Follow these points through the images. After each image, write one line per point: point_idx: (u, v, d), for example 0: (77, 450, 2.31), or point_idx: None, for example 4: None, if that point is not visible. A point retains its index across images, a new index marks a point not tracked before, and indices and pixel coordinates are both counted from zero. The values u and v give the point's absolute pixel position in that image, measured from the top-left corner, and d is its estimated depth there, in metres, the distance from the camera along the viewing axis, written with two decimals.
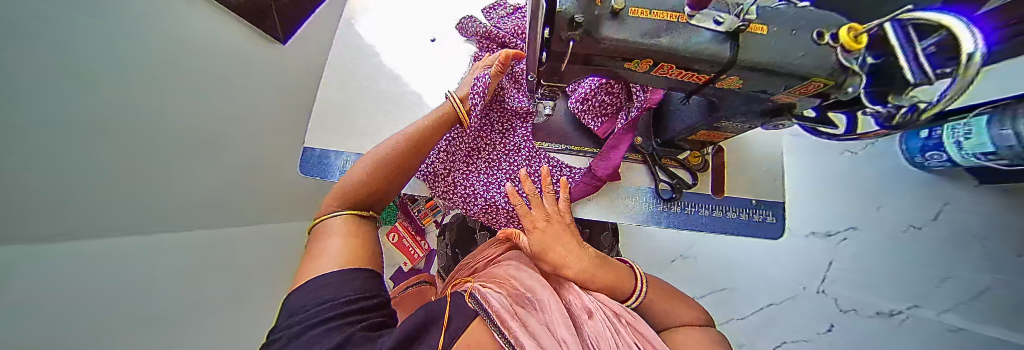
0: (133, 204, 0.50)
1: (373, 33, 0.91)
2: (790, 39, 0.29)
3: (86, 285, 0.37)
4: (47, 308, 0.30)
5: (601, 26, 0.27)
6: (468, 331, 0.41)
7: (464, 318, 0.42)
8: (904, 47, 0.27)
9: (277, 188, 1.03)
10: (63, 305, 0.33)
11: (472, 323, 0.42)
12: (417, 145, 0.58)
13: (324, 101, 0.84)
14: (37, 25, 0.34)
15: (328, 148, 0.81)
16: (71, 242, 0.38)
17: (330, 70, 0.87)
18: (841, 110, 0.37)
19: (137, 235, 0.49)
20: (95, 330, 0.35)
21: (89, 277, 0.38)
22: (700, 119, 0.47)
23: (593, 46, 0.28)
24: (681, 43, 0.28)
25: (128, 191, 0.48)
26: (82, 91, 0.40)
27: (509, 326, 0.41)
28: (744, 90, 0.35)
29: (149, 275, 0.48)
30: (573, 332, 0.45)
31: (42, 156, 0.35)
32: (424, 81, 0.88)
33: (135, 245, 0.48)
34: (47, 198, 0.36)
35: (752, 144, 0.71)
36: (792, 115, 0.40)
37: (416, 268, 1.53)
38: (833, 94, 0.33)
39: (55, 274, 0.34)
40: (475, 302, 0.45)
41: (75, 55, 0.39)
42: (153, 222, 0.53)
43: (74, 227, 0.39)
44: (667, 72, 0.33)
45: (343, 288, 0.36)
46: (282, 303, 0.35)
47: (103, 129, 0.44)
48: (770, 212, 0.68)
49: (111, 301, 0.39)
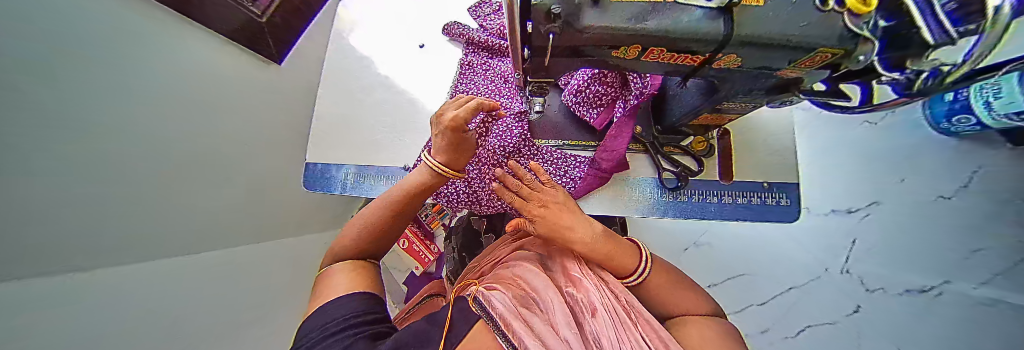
0: (101, 234, 0.49)
1: (366, 44, 0.91)
2: (792, 10, 0.27)
3: (49, 319, 0.37)
4: (11, 337, 0.31)
5: (583, 15, 0.25)
6: (469, 336, 0.41)
7: (466, 324, 0.43)
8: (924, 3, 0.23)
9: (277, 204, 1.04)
10: (32, 338, 0.33)
11: (475, 326, 0.43)
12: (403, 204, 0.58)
13: (320, 116, 0.85)
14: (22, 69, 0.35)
15: (327, 162, 0.82)
16: (48, 270, 0.39)
17: (326, 83, 0.88)
18: (854, 80, 0.34)
19: (109, 271, 0.48)
20: None
21: (48, 316, 0.37)
22: (702, 103, 0.45)
23: (576, 37, 0.27)
24: (668, 25, 0.26)
25: (85, 220, 0.47)
26: (86, 108, 0.45)
27: (509, 327, 0.40)
28: (745, 68, 0.33)
29: (120, 308, 0.47)
30: (576, 333, 0.42)
31: (21, 192, 0.36)
32: (421, 88, 0.88)
33: (104, 283, 0.46)
34: (19, 236, 0.36)
35: (760, 124, 0.68)
36: (799, 91, 0.37)
37: (427, 272, 1.55)
38: (843, 63, 0.31)
39: (23, 307, 0.34)
40: (479, 306, 0.44)
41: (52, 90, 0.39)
42: (130, 259, 0.53)
43: (47, 270, 0.39)
44: (658, 57, 0.31)
45: (352, 307, 0.43)
46: (299, 326, 0.42)
47: (77, 162, 0.45)
48: (783, 194, 0.65)
49: (74, 342, 0.39)
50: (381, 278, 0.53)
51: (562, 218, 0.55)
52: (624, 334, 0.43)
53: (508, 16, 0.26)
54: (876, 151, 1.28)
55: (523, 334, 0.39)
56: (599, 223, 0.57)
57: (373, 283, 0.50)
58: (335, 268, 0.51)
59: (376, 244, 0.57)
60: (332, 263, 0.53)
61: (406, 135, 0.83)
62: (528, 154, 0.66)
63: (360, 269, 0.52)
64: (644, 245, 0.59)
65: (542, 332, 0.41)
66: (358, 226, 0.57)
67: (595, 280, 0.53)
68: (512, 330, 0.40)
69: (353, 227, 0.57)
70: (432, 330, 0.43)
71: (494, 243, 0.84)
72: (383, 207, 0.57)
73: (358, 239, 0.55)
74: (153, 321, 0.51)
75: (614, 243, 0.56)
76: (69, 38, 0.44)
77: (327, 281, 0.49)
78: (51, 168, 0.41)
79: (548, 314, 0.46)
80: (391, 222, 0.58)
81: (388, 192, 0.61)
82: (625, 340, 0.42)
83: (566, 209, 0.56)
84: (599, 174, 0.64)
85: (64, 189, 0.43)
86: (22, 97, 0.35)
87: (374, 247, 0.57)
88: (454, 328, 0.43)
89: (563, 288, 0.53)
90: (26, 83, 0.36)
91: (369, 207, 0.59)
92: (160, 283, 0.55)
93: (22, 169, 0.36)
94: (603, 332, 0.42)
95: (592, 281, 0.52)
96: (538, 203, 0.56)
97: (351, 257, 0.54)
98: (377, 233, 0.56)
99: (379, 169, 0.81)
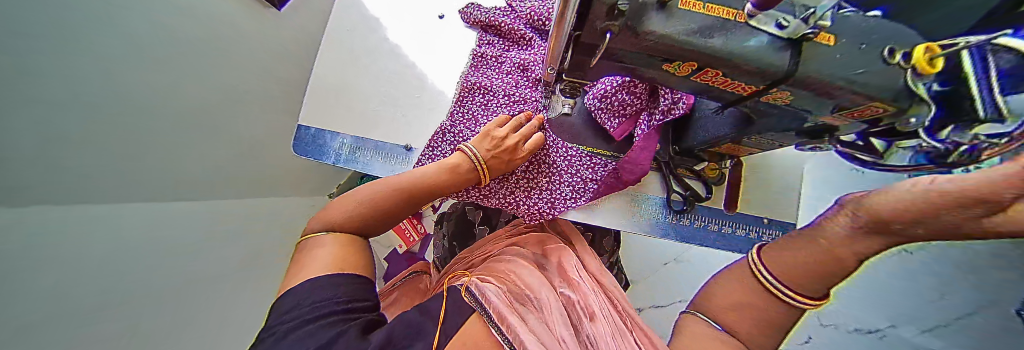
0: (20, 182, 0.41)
1: (378, 5, 0.84)
2: (859, 53, 0.25)
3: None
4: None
5: (647, 18, 0.23)
6: (466, 326, 0.41)
7: (461, 316, 0.42)
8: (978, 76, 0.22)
9: (260, 165, 0.97)
10: None
11: (469, 318, 0.41)
12: (416, 188, 0.58)
13: (321, 75, 0.79)
14: (10, 57, 0.39)
15: (323, 129, 0.76)
16: None
17: (328, 42, 0.81)
18: (884, 136, 0.33)
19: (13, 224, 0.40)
20: None
21: None
22: (730, 134, 0.43)
23: (631, 41, 0.24)
24: (734, 47, 0.24)
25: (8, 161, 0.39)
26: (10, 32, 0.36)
27: (504, 321, 0.39)
28: (791, 107, 0.31)
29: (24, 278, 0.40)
30: (571, 332, 0.43)
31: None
32: (434, 65, 0.81)
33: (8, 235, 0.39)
34: None
35: (773, 160, 0.68)
36: (830, 139, 0.37)
37: (412, 251, 1.53)
38: (887, 118, 0.29)
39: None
40: (473, 297, 0.43)
41: None
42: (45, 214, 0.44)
43: None
44: (708, 80, 0.29)
45: (339, 290, 0.41)
46: (272, 305, 0.40)
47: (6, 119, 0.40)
48: (781, 233, 0.66)
49: None
50: (370, 259, 0.51)
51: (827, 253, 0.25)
52: (621, 340, 0.44)
53: (562, 4, 0.24)
54: None
55: (521, 328, 0.39)
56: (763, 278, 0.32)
57: (361, 264, 0.48)
58: (325, 238, 0.49)
59: (370, 223, 0.55)
60: (325, 230, 0.50)
61: (412, 114, 0.79)
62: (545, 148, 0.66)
63: (349, 245, 0.49)
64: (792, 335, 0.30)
65: (539, 329, 0.41)
66: (356, 203, 0.54)
67: (592, 286, 0.54)
68: (506, 323, 0.39)
69: (348, 204, 0.54)
70: (425, 323, 0.42)
71: (488, 237, 0.82)
72: (391, 193, 0.56)
73: (348, 218, 0.53)
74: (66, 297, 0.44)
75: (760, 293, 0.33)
76: None
77: (314, 250, 0.47)
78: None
79: (544, 312, 0.46)
80: (394, 208, 0.57)
81: (405, 175, 0.59)
82: (623, 343, 0.43)
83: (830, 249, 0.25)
84: (612, 180, 0.64)
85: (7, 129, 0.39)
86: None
87: (365, 228, 0.55)
88: (449, 318, 0.42)
89: (558, 288, 0.53)
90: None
91: (376, 185, 0.57)
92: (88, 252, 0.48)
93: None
94: (602, 338, 0.42)
95: (590, 287, 0.53)
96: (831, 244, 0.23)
97: (340, 232, 0.51)
98: (372, 217, 0.55)
99: (376, 144, 0.76)
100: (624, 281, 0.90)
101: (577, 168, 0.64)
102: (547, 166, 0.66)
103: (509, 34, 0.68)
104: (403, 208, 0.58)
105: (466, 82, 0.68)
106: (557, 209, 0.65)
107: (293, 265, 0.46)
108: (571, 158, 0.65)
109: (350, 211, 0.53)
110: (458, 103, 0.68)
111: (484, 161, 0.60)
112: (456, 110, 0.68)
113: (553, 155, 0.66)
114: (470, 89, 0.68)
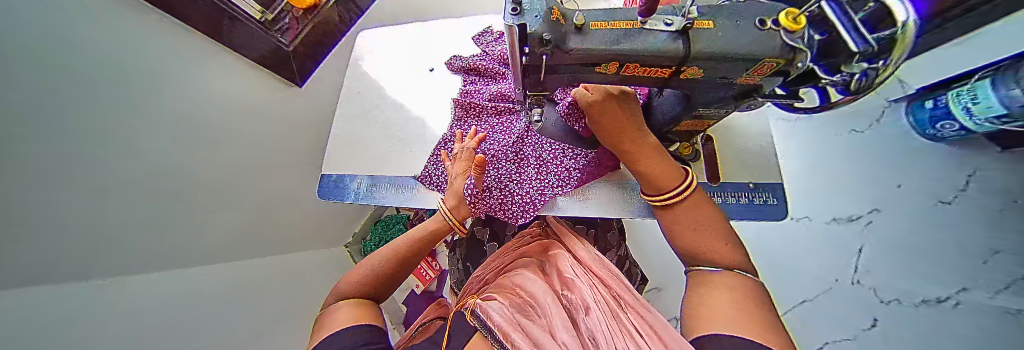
0: None
1: (376, 69, 1.02)
2: (737, 29, 0.34)
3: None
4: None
5: (568, 39, 0.33)
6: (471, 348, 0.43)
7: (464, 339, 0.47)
8: (842, 20, 0.31)
9: None
10: None
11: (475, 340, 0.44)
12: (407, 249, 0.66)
13: (336, 133, 0.93)
14: None
15: (342, 173, 0.87)
16: None
17: (343, 103, 0.97)
18: (805, 84, 0.40)
19: None
20: None
21: None
22: (680, 110, 0.52)
23: (563, 57, 0.34)
24: (638, 45, 0.33)
25: None
26: None
27: (507, 335, 0.40)
28: (707, 78, 0.39)
29: None
30: (573, 335, 0.40)
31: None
32: (426, 106, 0.95)
33: None
34: None
35: (740, 130, 0.75)
36: (760, 96, 0.43)
37: (429, 290, 1.55)
38: (790, 70, 0.36)
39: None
40: (478, 320, 0.46)
41: None
42: None
43: None
44: (634, 71, 0.37)
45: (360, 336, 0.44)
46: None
47: None
48: (770, 194, 0.69)
49: None
50: (377, 312, 0.54)
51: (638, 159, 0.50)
52: (615, 322, 0.41)
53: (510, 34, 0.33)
54: (884, 158, 1.22)
55: (521, 342, 0.38)
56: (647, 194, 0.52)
57: (372, 318, 0.51)
58: (339, 304, 0.54)
59: (379, 288, 0.61)
60: (338, 301, 0.55)
61: (415, 149, 0.89)
62: (531, 145, 0.74)
63: (361, 305, 0.54)
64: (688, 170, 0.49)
65: (539, 336, 0.41)
66: (366, 272, 0.62)
67: (589, 283, 0.53)
68: (508, 337, 0.40)
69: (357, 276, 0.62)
70: None
71: (496, 253, 0.86)
72: (387, 254, 0.65)
73: (359, 284, 0.59)
74: None
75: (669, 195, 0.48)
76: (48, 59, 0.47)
77: (330, 316, 0.51)
78: None
79: (547, 318, 0.46)
80: (396, 269, 0.65)
81: (394, 242, 0.68)
82: (621, 325, 0.40)
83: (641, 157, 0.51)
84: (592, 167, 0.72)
85: None
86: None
87: (376, 292, 0.61)
88: (451, 342, 0.49)
89: (560, 293, 0.54)
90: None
91: (376, 255, 0.66)
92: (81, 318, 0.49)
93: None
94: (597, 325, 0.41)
95: (587, 284, 0.53)
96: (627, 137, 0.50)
97: (351, 296, 0.56)
98: (377, 280, 0.61)
99: (388, 179, 0.85)
100: (639, 275, 0.89)
101: (565, 158, 0.72)
102: (537, 158, 0.73)
103: (487, 72, 0.81)
104: (402, 267, 0.66)
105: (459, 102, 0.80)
106: (550, 194, 0.70)
107: (315, 330, 0.50)
108: (556, 150, 0.72)
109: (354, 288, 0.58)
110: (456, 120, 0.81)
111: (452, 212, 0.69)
112: (456, 125, 0.81)
113: (542, 149, 0.73)
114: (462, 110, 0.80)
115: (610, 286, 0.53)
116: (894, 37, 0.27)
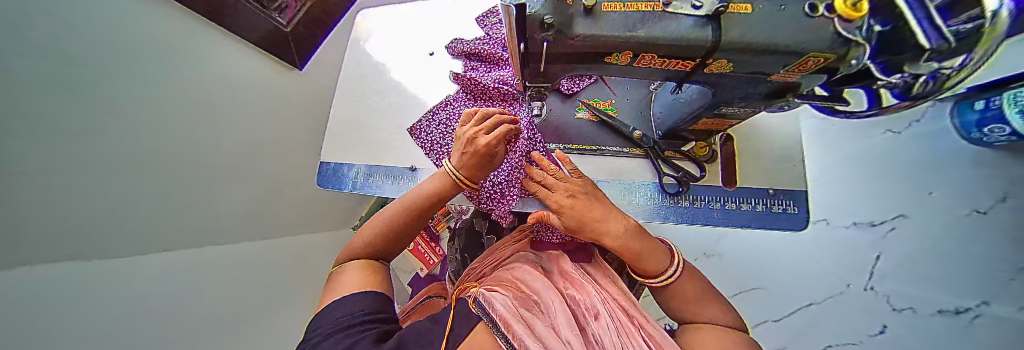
0: (61, 212, 0.48)
1: (375, 50, 0.97)
2: (779, 15, 0.28)
3: (79, 291, 0.47)
4: (15, 307, 0.36)
5: (573, 24, 0.30)
6: (470, 336, 0.41)
7: (467, 324, 0.43)
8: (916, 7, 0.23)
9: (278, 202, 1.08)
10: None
11: (477, 327, 0.43)
12: (418, 207, 0.60)
13: (334, 116, 0.90)
14: (88, 115, 0.52)
15: (341, 162, 0.86)
16: (27, 244, 0.42)
17: (343, 84, 0.94)
18: (855, 85, 0.34)
19: (57, 254, 0.46)
20: (25, 341, 0.35)
21: (19, 290, 0.38)
22: (703, 104, 0.48)
23: (567, 42, 0.32)
24: (657, 32, 0.30)
25: (52, 194, 0.46)
26: (55, 87, 0.46)
27: (510, 328, 0.40)
28: (738, 73, 0.34)
29: (74, 292, 0.46)
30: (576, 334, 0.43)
31: (37, 192, 0.44)
32: (426, 91, 0.91)
33: (53, 263, 0.45)
34: None
35: (762, 130, 0.70)
36: (795, 94, 0.38)
37: (433, 274, 1.55)
38: (839, 68, 0.31)
39: (68, 252, 0.48)
40: (479, 306, 0.45)
41: (24, 63, 0.41)
42: (86, 251, 0.51)
43: (15, 233, 0.40)
44: (650, 62, 0.35)
45: (362, 304, 0.44)
46: (311, 320, 0.44)
47: (66, 164, 0.49)
48: (791, 201, 0.65)
49: (42, 324, 0.39)
50: (390, 278, 0.54)
51: (589, 210, 0.55)
52: (626, 338, 0.45)
53: (507, 20, 0.32)
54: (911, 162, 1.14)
55: (523, 333, 0.39)
56: (630, 220, 0.56)
57: (382, 284, 0.51)
58: (349, 266, 0.53)
59: (384, 252, 0.58)
60: (349, 260, 0.54)
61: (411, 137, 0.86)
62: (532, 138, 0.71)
63: (372, 269, 0.53)
64: (676, 249, 0.57)
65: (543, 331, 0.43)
66: (375, 227, 0.58)
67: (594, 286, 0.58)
68: (512, 331, 0.40)
69: (365, 232, 0.58)
70: (435, 330, 0.44)
71: (496, 244, 0.86)
72: (395, 209, 0.60)
73: (371, 242, 0.57)
74: (120, 307, 0.51)
75: (648, 247, 0.55)
76: (52, 28, 0.46)
77: (338, 279, 0.51)
78: (51, 152, 0.46)
79: (549, 315, 0.48)
80: (401, 231, 0.59)
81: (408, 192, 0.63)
82: (627, 341, 0.45)
83: (591, 201, 0.56)
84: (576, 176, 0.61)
85: (56, 170, 0.47)
86: (42, 116, 0.44)
87: (385, 250, 0.58)
88: (456, 326, 0.43)
89: (563, 290, 0.57)
90: (51, 101, 0.45)
91: (387, 209, 0.61)
92: (112, 278, 0.53)
93: (37, 165, 0.44)
94: (603, 333, 0.45)
95: (593, 287, 0.57)
96: (566, 193, 0.57)
97: (361, 258, 0.55)
98: (389, 237, 0.58)
99: (386, 167, 0.83)
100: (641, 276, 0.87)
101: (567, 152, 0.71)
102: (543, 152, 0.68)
103: (489, 58, 0.77)
104: (406, 230, 0.60)
105: (462, 92, 0.79)
106: None
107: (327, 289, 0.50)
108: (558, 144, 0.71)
109: (365, 244, 0.56)
110: (457, 109, 0.79)
111: (460, 165, 0.60)
112: (457, 113, 0.78)
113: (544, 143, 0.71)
114: (465, 99, 0.79)
115: (627, 306, 0.55)
116: (981, 32, 0.21)
